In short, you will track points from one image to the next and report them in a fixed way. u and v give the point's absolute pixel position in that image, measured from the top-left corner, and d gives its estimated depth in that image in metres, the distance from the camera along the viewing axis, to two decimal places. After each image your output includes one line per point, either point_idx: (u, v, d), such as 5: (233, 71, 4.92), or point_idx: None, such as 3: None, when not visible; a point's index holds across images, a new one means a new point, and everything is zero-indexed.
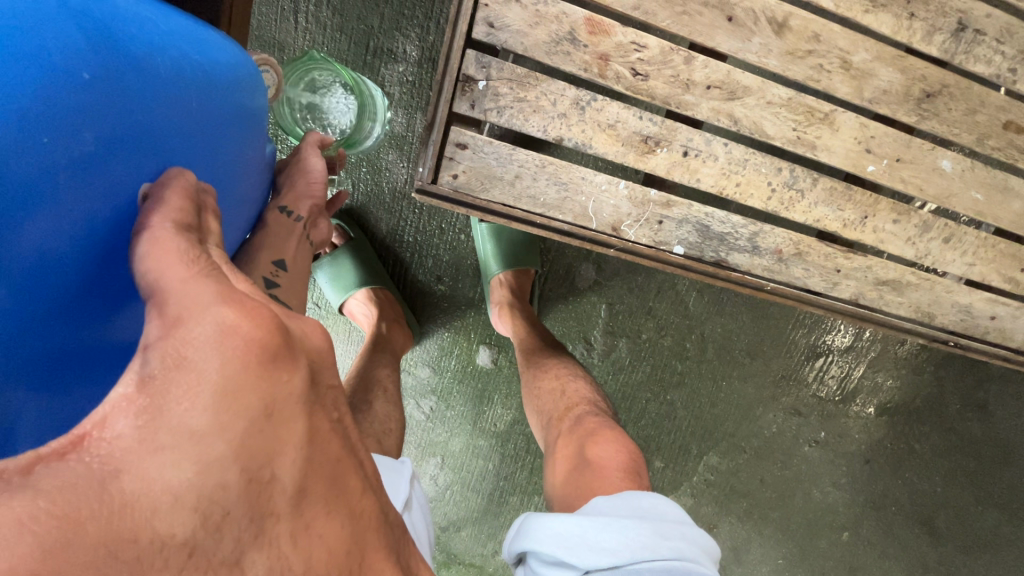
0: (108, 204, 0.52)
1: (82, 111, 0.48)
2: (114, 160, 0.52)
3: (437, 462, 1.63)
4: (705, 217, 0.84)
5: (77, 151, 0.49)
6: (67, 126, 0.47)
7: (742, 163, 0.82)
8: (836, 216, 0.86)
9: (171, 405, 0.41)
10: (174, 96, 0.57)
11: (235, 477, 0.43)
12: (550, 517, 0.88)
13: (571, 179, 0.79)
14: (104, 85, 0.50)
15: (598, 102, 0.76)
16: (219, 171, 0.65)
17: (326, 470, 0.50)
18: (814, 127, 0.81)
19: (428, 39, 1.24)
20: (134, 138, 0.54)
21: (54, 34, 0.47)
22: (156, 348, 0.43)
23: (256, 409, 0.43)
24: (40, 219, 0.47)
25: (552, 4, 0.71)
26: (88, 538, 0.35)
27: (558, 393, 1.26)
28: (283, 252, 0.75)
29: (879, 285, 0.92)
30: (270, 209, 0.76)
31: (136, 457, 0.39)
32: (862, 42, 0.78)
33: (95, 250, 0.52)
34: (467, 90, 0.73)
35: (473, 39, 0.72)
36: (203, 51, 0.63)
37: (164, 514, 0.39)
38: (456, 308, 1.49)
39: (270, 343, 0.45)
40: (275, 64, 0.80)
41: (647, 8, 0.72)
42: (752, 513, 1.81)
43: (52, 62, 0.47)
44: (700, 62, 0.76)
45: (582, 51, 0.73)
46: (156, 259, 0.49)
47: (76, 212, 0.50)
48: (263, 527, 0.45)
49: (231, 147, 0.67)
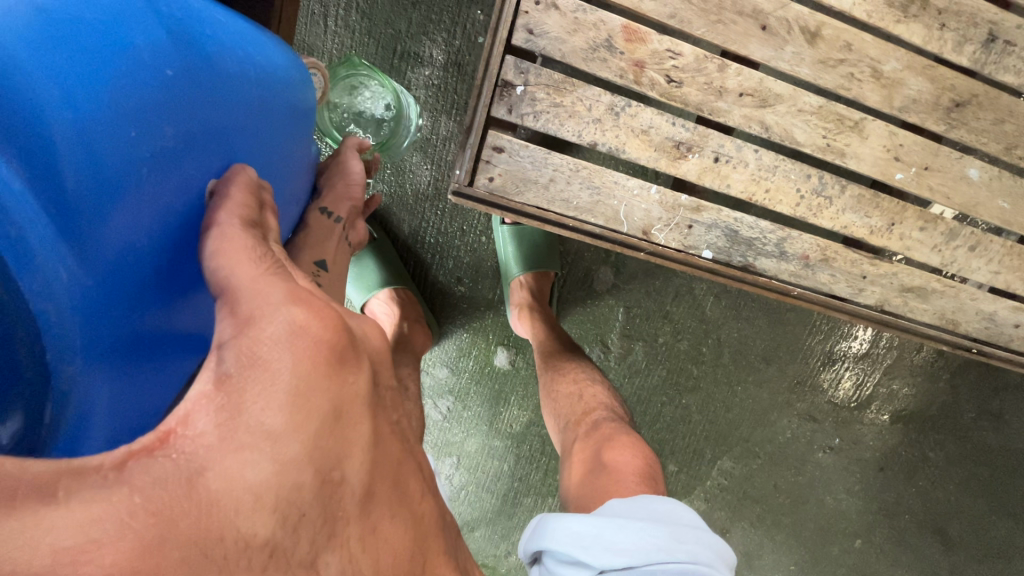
0: (180, 200, 0.55)
1: (164, 105, 0.52)
2: (188, 156, 0.55)
3: (453, 462, 1.64)
4: (734, 222, 0.85)
5: (159, 144, 0.52)
6: (150, 120, 0.51)
7: (772, 170, 0.83)
8: (863, 222, 0.87)
9: (249, 403, 0.44)
10: (242, 95, 0.60)
11: (310, 477, 0.45)
12: (566, 517, 0.89)
13: (604, 183, 0.80)
14: (183, 82, 0.53)
15: (633, 108, 0.77)
16: (277, 170, 0.68)
17: (388, 473, 0.54)
18: (844, 135, 0.82)
19: (454, 43, 1.26)
20: (207, 136, 0.57)
21: (142, 33, 0.51)
22: (231, 346, 0.46)
23: (326, 408, 0.47)
24: (125, 212, 0.50)
25: (590, 12, 0.72)
26: (180, 537, 0.37)
27: (575, 397, 1.27)
28: (324, 253, 0.76)
29: (904, 292, 0.93)
30: (311, 210, 0.78)
31: (220, 456, 0.41)
32: (893, 52, 0.79)
33: (166, 245, 0.55)
34: (505, 95, 0.74)
35: (513, 46, 0.74)
36: (266, 55, 0.67)
37: (247, 514, 0.41)
38: (475, 309, 1.50)
39: (335, 343, 0.49)
40: (322, 67, 0.81)
41: (683, 17, 0.74)
42: (764, 519, 1.82)
43: (141, 58, 0.50)
44: (733, 70, 0.77)
45: (619, 58, 0.74)
46: (225, 255, 0.52)
47: (154, 204, 0.52)
48: (334, 529, 0.48)
49: (286, 147, 0.69)
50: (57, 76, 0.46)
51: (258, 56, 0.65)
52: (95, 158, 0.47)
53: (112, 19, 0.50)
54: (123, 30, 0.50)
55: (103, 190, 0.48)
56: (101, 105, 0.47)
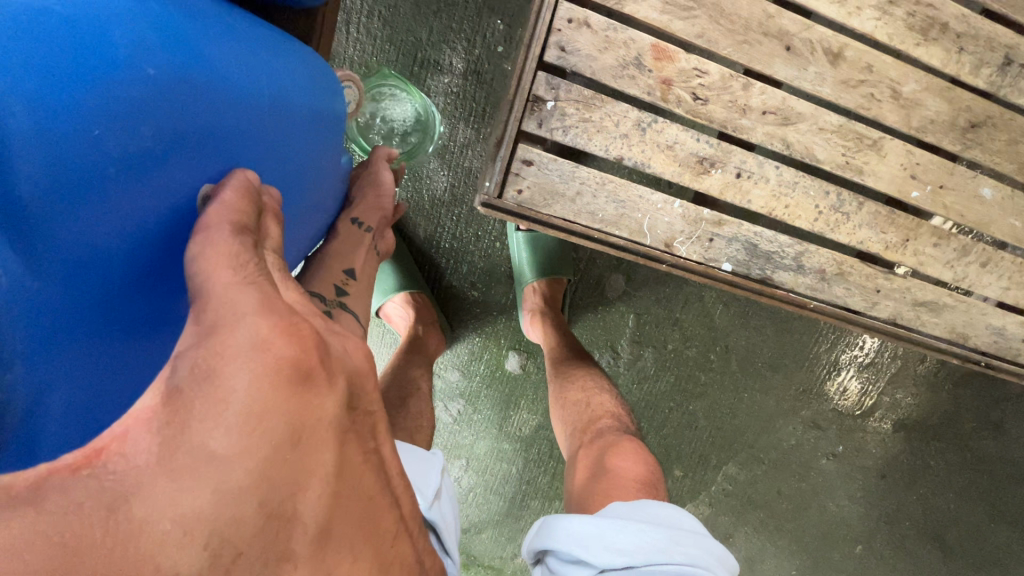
0: (161, 203, 0.52)
1: (143, 106, 0.48)
2: (171, 158, 0.52)
3: (462, 464, 1.65)
4: (754, 235, 0.87)
5: (135, 145, 0.48)
6: (126, 120, 0.47)
7: (792, 186, 0.85)
8: (879, 238, 0.89)
9: (195, 424, 0.43)
10: (241, 99, 0.59)
11: (253, 510, 0.45)
12: (568, 517, 0.91)
13: (629, 197, 0.82)
14: (168, 80, 0.50)
15: (659, 124, 0.79)
16: (286, 176, 0.67)
17: (350, 501, 0.54)
18: (862, 153, 0.84)
19: (474, 52, 1.28)
20: (194, 137, 0.54)
21: (123, 27, 0.48)
22: (187, 357, 0.44)
23: (279, 436, 0.46)
24: (90, 214, 0.46)
25: (620, 30, 0.74)
26: (92, 562, 0.39)
27: (583, 404, 1.28)
28: (354, 261, 0.78)
29: (917, 306, 0.95)
30: (343, 220, 0.80)
31: (152, 481, 0.41)
32: (913, 74, 0.81)
33: (138, 249, 0.52)
34: (535, 110, 0.76)
35: (544, 62, 0.76)
36: (277, 57, 0.65)
37: (174, 547, 0.41)
38: (488, 313, 1.52)
39: (300, 366, 0.47)
40: (357, 80, 0.83)
41: (710, 37, 0.75)
42: (767, 524, 1.84)
43: (118, 53, 0.47)
44: (757, 89, 0.79)
45: (647, 75, 0.76)
46: (207, 263, 0.49)
47: (126, 207, 0.49)
48: (278, 564, 0.48)
49: (292, 152, 0.67)
50: (20, 67, 0.42)
51: (265, 57, 0.63)
52: (69, 160, 0.44)
53: (99, 12, 0.47)
54: (109, 24, 0.47)
55: (64, 191, 0.44)
56: (67, 101, 0.44)
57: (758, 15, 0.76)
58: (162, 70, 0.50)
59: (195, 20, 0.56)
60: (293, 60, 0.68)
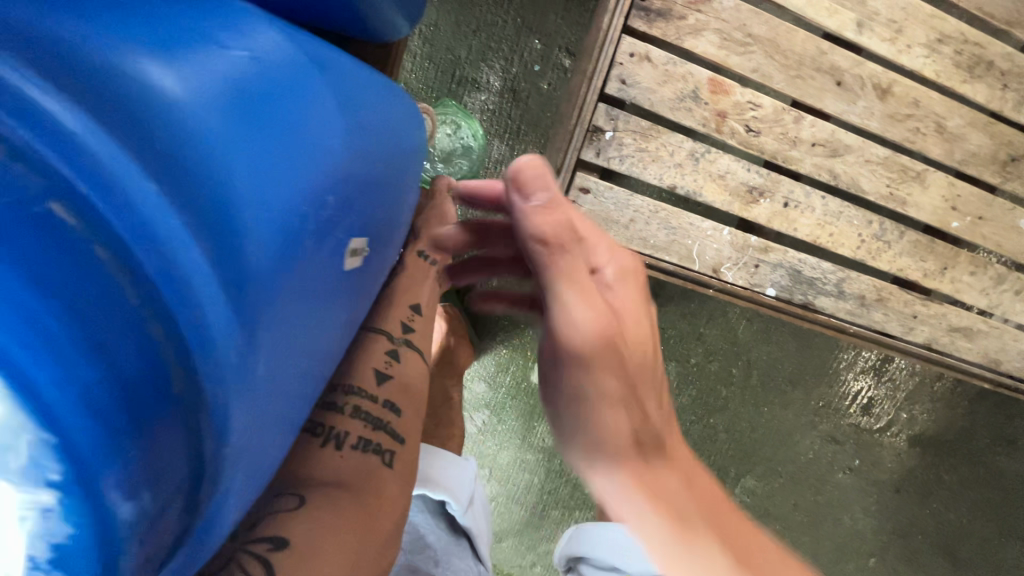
0: (326, 270, 0.45)
1: (324, 161, 0.42)
2: (342, 220, 0.45)
3: (485, 474, 1.67)
4: (798, 262, 0.89)
5: (321, 207, 0.41)
6: (315, 178, 0.41)
7: (836, 215, 0.87)
8: (918, 266, 0.92)
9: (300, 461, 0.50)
10: (382, 148, 0.54)
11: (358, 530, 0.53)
12: (604, 525, 0.92)
13: (681, 224, 0.84)
14: (342, 133, 0.46)
15: (712, 154, 0.81)
16: (393, 227, 0.63)
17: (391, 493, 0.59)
18: (906, 185, 0.86)
19: (511, 71, 1.30)
20: (359, 196, 0.48)
21: (305, 87, 0.43)
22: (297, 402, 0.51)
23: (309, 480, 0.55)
24: (290, 289, 0.38)
25: (679, 65, 0.77)
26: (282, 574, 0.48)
27: None
28: (419, 295, 0.78)
29: (952, 331, 0.97)
30: (410, 253, 0.80)
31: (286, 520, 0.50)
32: (957, 109, 0.84)
33: (308, 327, 0.44)
34: (594, 140, 0.78)
35: (604, 93, 0.78)
36: (392, 107, 0.61)
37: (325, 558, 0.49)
38: (515, 326, 1.54)
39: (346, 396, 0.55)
40: (432, 111, 0.92)
41: (765, 71, 0.78)
42: (783, 536, 1.85)
43: (302, 111, 0.42)
44: (808, 122, 0.81)
45: (703, 108, 0.78)
46: (343, 309, 0.52)
47: (314, 278, 0.42)
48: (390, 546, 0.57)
49: (394, 218, 0.65)
50: (241, 123, 0.36)
51: (389, 107, 0.60)
52: (294, 226, 0.38)
53: (288, 65, 0.43)
54: (295, 82, 0.43)
55: (282, 257, 0.37)
56: (269, 162, 0.37)
57: (812, 52, 0.78)
58: (351, 137, 0.47)
59: (344, 70, 0.53)
60: (399, 108, 0.64)
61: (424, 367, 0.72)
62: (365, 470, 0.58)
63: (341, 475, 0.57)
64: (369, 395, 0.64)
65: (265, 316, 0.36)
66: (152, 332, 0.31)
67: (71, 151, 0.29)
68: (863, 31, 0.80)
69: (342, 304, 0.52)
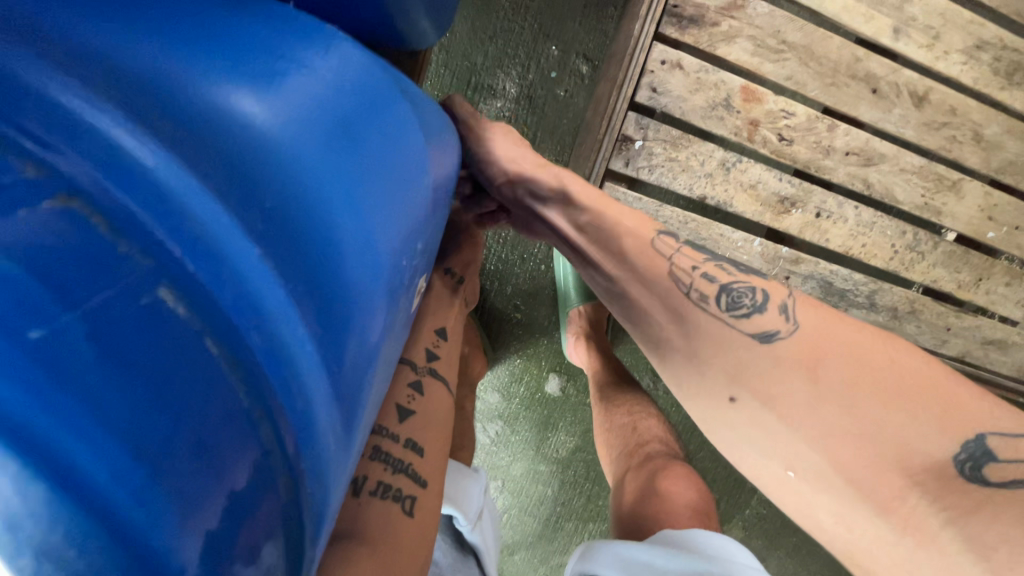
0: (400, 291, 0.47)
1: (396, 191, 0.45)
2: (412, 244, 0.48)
3: (497, 485, 1.64)
4: (830, 273, 0.87)
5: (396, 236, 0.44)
6: (390, 209, 0.43)
7: (869, 226, 0.85)
8: (952, 277, 0.89)
9: None
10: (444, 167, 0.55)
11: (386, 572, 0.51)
12: (621, 544, 0.85)
13: (710, 234, 0.82)
14: (409, 158, 0.47)
15: (743, 163, 0.79)
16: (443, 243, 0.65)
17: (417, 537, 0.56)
18: (941, 195, 0.84)
19: (528, 77, 1.28)
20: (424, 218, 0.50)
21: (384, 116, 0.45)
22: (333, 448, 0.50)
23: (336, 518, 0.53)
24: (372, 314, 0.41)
25: (712, 72, 0.75)
26: None
27: (628, 429, 1.26)
28: (444, 320, 0.77)
29: (985, 344, 0.94)
30: (437, 273, 0.81)
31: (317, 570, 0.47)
32: (995, 116, 0.82)
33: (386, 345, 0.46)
34: (623, 149, 0.76)
35: (634, 102, 0.76)
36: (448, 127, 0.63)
37: None
38: (530, 335, 1.51)
39: None
40: None
41: (799, 79, 0.76)
42: (800, 548, 1.82)
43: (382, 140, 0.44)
44: (842, 131, 0.79)
45: (735, 116, 0.76)
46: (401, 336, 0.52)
47: (388, 303, 0.44)
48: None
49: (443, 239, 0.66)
50: (324, 152, 0.38)
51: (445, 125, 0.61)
52: (369, 249, 0.40)
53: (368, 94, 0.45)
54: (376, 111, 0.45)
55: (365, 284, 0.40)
56: (356, 197, 0.40)
57: (847, 58, 0.77)
58: (420, 157, 0.49)
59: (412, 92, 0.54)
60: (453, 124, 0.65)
61: (448, 398, 0.71)
62: (385, 518, 0.55)
63: (361, 526, 0.53)
64: (389, 434, 0.61)
65: (339, 343, 0.37)
66: (230, 372, 0.32)
67: (171, 206, 0.31)
68: (898, 37, 0.78)
69: (406, 326, 0.53)
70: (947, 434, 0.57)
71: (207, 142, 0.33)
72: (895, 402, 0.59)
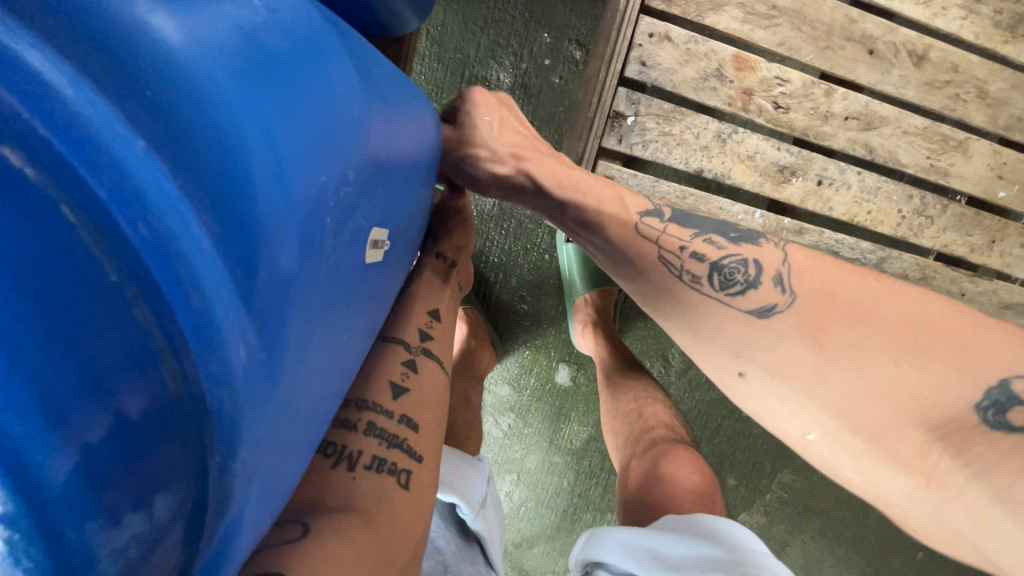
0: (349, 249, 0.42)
1: (344, 134, 0.39)
2: (363, 198, 0.43)
3: (513, 479, 1.63)
4: (835, 243, 0.85)
5: (344, 185, 0.39)
6: (337, 150, 0.38)
7: (874, 191, 0.83)
8: (964, 241, 0.87)
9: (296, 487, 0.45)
10: (405, 131, 0.51)
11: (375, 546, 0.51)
12: (620, 529, 0.83)
13: (709, 209, 0.81)
14: (361, 104, 0.42)
15: (739, 134, 0.78)
16: (411, 219, 0.60)
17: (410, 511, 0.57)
18: (948, 155, 0.81)
19: (521, 66, 1.27)
20: (381, 175, 0.45)
21: (330, 57, 0.40)
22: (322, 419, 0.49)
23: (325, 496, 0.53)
24: (309, 264, 0.35)
25: (701, 42, 0.74)
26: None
27: (634, 415, 1.23)
28: (438, 301, 0.77)
29: (1004, 309, 0.91)
30: (427, 255, 0.80)
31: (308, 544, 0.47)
32: (1000, 71, 0.79)
33: (331, 308, 0.42)
34: (615, 126, 0.76)
35: (624, 77, 0.75)
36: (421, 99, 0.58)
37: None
38: (538, 326, 1.51)
39: None
40: None
41: (792, 44, 0.75)
42: (825, 531, 1.78)
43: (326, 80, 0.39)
44: (840, 95, 0.77)
45: (728, 86, 0.75)
46: (353, 305, 0.47)
47: (331, 258, 0.39)
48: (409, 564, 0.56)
49: (410, 222, 0.60)
50: (251, 68, 0.33)
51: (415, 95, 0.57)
52: (293, 193, 0.33)
53: (312, 31, 0.40)
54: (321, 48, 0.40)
55: (302, 227, 0.34)
56: (292, 125, 0.34)
57: (841, 21, 0.75)
58: (364, 109, 0.42)
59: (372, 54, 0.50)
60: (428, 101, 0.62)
61: (443, 377, 0.70)
62: (378, 494, 0.55)
63: (354, 501, 0.54)
64: (384, 410, 0.61)
65: (272, 286, 0.32)
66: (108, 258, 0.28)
67: (33, 88, 0.25)
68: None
69: (360, 295, 0.48)
70: (974, 384, 0.57)
71: (80, 29, 0.27)
72: (911, 344, 0.59)
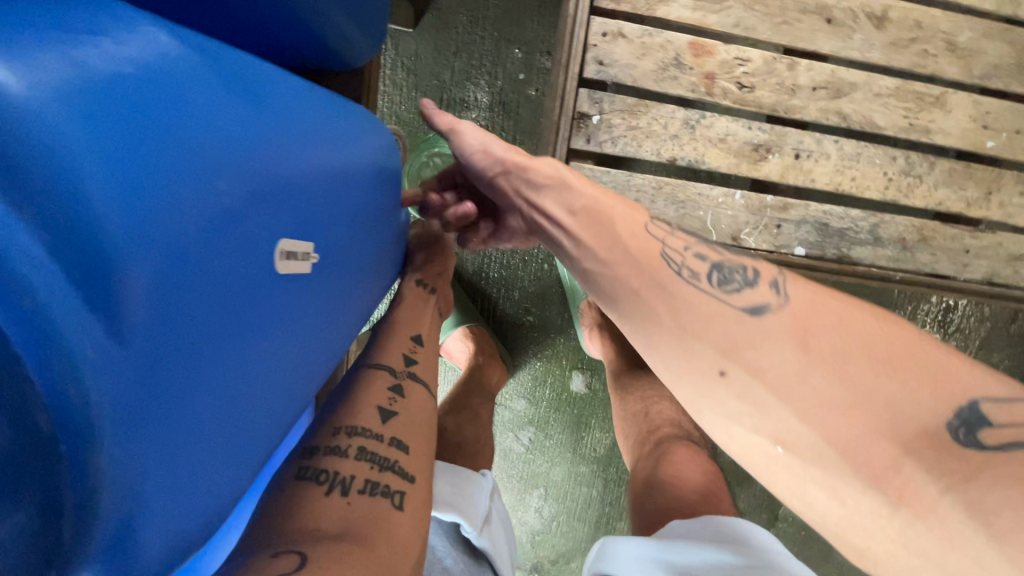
0: (241, 272, 0.42)
1: (215, 157, 0.38)
2: (251, 218, 0.42)
3: (542, 494, 1.61)
4: (823, 214, 0.84)
5: (217, 208, 0.38)
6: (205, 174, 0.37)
7: (855, 157, 0.81)
8: (958, 196, 0.85)
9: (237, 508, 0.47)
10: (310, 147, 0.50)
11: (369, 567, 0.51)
12: (631, 538, 0.81)
13: (688, 196, 0.81)
14: (238, 125, 0.41)
15: (707, 118, 0.78)
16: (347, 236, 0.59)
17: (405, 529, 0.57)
18: (926, 112, 0.80)
19: (497, 84, 1.30)
20: (276, 193, 0.45)
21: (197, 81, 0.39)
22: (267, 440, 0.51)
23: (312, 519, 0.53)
24: (175, 294, 0.35)
25: (656, 34, 0.74)
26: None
27: (641, 415, 1.22)
28: (422, 327, 0.79)
29: (1013, 261, 0.88)
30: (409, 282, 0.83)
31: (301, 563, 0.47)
32: (966, 22, 0.78)
33: (227, 334, 0.41)
34: (582, 126, 0.76)
35: (584, 78, 0.76)
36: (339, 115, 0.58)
37: None
38: (546, 336, 1.50)
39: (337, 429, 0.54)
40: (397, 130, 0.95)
41: (747, 24, 0.75)
42: None
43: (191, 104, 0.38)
44: (804, 67, 0.77)
45: (689, 73, 0.76)
46: (269, 328, 0.46)
47: (213, 282, 0.38)
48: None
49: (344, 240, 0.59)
50: (94, 102, 0.32)
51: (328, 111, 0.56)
52: (143, 226, 0.32)
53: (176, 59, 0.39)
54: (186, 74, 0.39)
55: (159, 256, 0.33)
56: (141, 156, 0.33)
57: None
58: (240, 127, 0.41)
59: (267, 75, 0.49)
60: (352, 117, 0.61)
61: (431, 400, 0.72)
62: (375, 514, 0.56)
63: (349, 521, 0.54)
64: (373, 434, 0.62)
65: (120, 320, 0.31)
66: None
67: None
68: None
69: (277, 317, 0.48)
70: (940, 401, 0.50)
71: None
72: (891, 370, 0.51)
